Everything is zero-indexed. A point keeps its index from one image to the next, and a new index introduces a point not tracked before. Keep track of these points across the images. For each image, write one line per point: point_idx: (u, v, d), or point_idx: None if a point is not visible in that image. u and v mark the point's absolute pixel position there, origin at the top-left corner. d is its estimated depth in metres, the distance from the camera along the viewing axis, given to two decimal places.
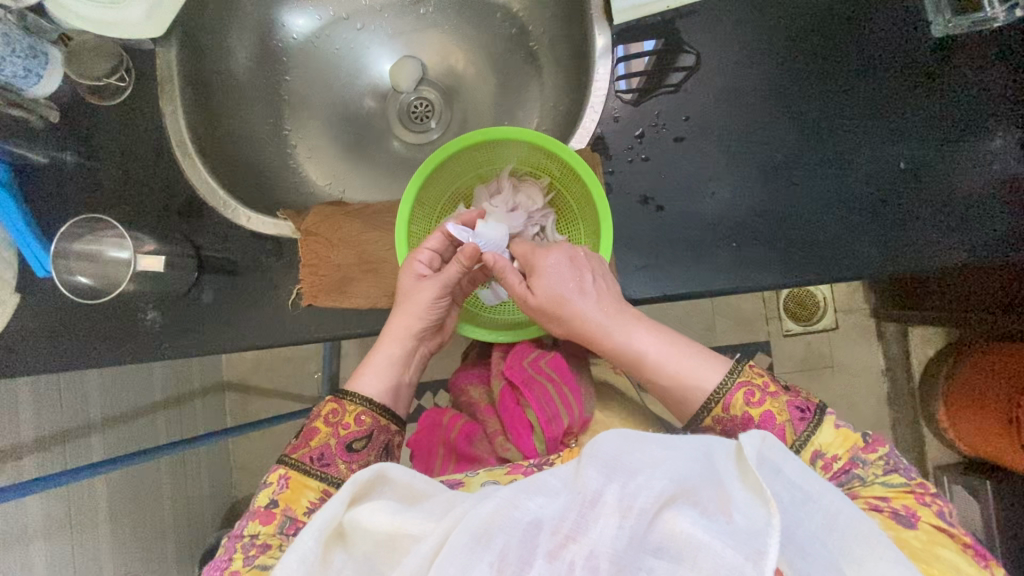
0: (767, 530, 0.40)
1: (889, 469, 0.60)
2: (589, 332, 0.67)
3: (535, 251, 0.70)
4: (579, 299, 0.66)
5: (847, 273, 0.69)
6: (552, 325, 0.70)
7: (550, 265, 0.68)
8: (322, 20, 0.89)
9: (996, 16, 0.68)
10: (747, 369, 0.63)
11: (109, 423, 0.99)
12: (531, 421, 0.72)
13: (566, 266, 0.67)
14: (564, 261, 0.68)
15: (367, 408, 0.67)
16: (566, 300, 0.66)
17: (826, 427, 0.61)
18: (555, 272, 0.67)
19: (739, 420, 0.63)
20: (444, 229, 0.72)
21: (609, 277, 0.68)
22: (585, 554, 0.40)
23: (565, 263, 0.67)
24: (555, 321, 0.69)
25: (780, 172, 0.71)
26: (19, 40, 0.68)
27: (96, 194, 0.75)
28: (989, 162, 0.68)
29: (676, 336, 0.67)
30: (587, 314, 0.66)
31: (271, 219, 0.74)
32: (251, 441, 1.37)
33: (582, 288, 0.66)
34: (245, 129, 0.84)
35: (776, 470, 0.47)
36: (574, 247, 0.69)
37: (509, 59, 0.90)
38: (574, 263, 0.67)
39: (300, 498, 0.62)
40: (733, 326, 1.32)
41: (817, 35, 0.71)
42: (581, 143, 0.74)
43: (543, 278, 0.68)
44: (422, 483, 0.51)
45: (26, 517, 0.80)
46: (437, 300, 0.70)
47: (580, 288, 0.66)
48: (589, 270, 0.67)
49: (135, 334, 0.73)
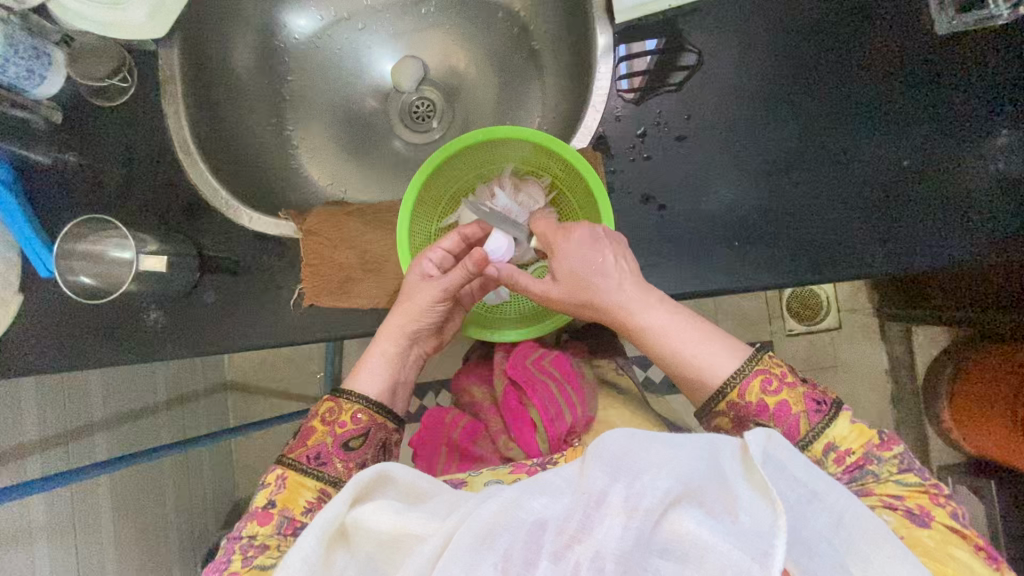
0: (774, 530, 0.40)
1: (903, 468, 0.59)
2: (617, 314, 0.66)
3: (556, 232, 0.68)
4: (606, 283, 0.65)
5: (848, 272, 0.69)
6: (579, 309, 0.68)
7: (571, 244, 0.66)
8: (324, 20, 0.89)
9: (999, 14, 0.68)
10: (765, 358, 0.63)
11: (113, 423, 1.00)
12: (533, 420, 0.72)
13: (587, 246, 0.65)
14: (587, 239, 0.66)
15: (363, 405, 0.67)
16: (593, 284, 0.66)
17: (841, 421, 0.61)
18: (579, 253, 0.66)
19: (752, 408, 0.62)
20: (459, 232, 0.73)
21: (628, 256, 0.66)
22: (590, 555, 0.40)
23: (587, 241, 0.65)
24: (584, 307, 0.68)
25: (782, 170, 0.70)
26: (22, 41, 0.67)
27: (98, 195, 0.75)
28: (991, 160, 0.68)
29: (697, 317, 0.66)
30: (609, 296, 0.66)
31: (274, 220, 0.74)
32: (254, 441, 1.37)
33: (605, 268, 0.65)
34: (246, 129, 0.84)
35: (782, 467, 0.46)
36: (594, 224, 0.67)
37: (510, 58, 0.90)
38: (595, 242, 0.66)
39: (297, 498, 0.62)
40: (735, 325, 1.32)
41: (818, 36, 0.71)
42: (582, 142, 0.73)
43: (565, 259, 0.66)
44: (426, 482, 0.51)
45: (31, 516, 0.81)
46: (433, 303, 0.70)
47: (603, 272, 0.65)
48: (610, 250, 0.65)
49: (137, 334, 0.73)
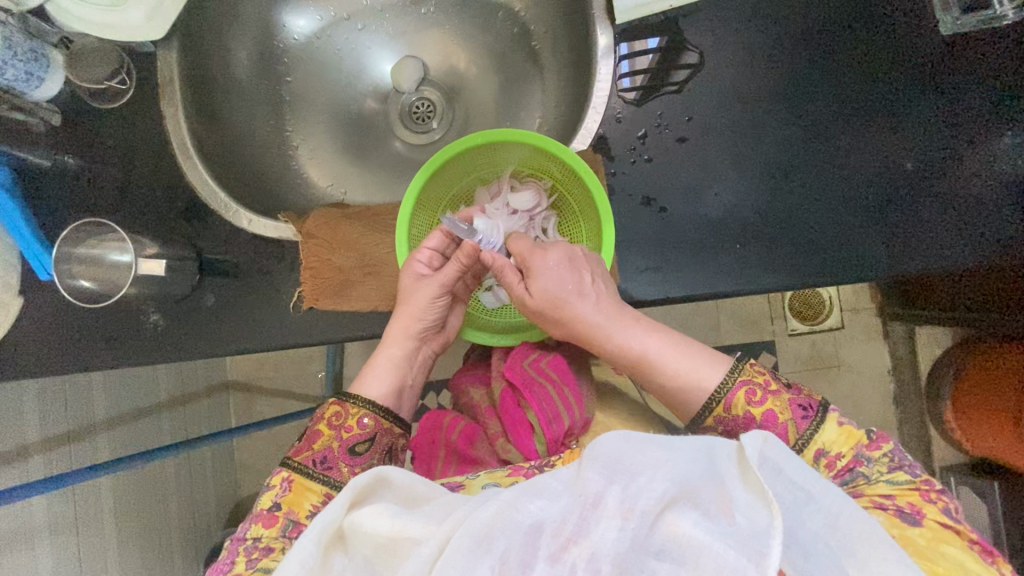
0: (769, 530, 0.40)
1: (893, 466, 0.60)
2: (591, 335, 0.66)
3: (532, 250, 0.69)
4: (581, 302, 0.66)
5: (850, 275, 0.68)
6: (547, 326, 0.69)
7: (546, 266, 0.68)
8: (323, 21, 0.89)
9: (1006, 14, 0.68)
10: (748, 368, 0.63)
11: (116, 422, 1.00)
12: (532, 422, 0.72)
13: (563, 267, 0.67)
14: (563, 261, 0.67)
15: (371, 411, 0.67)
16: (566, 302, 0.66)
17: (829, 425, 0.61)
18: (552, 273, 0.67)
19: (740, 420, 0.62)
20: (444, 229, 0.72)
21: (609, 280, 0.67)
22: (586, 557, 0.40)
23: (564, 265, 0.67)
24: (553, 324, 0.68)
25: (784, 172, 0.70)
26: (21, 44, 0.68)
27: (97, 196, 0.75)
28: (997, 162, 0.67)
29: (685, 339, 0.66)
30: (586, 317, 0.66)
31: (272, 223, 0.74)
32: (256, 440, 1.37)
33: (581, 290, 0.65)
34: (245, 130, 0.84)
35: (777, 470, 0.46)
36: (572, 246, 0.69)
37: (510, 58, 0.89)
38: (571, 264, 0.67)
39: (303, 501, 0.62)
40: (737, 326, 1.32)
41: (825, 37, 0.70)
42: (582, 145, 0.73)
43: (541, 280, 0.67)
44: (422, 485, 0.51)
45: (34, 516, 0.81)
46: (434, 300, 0.70)
47: (579, 291, 0.66)
48: (588, 271, 0.67)
49: (137, 337, 0.73)
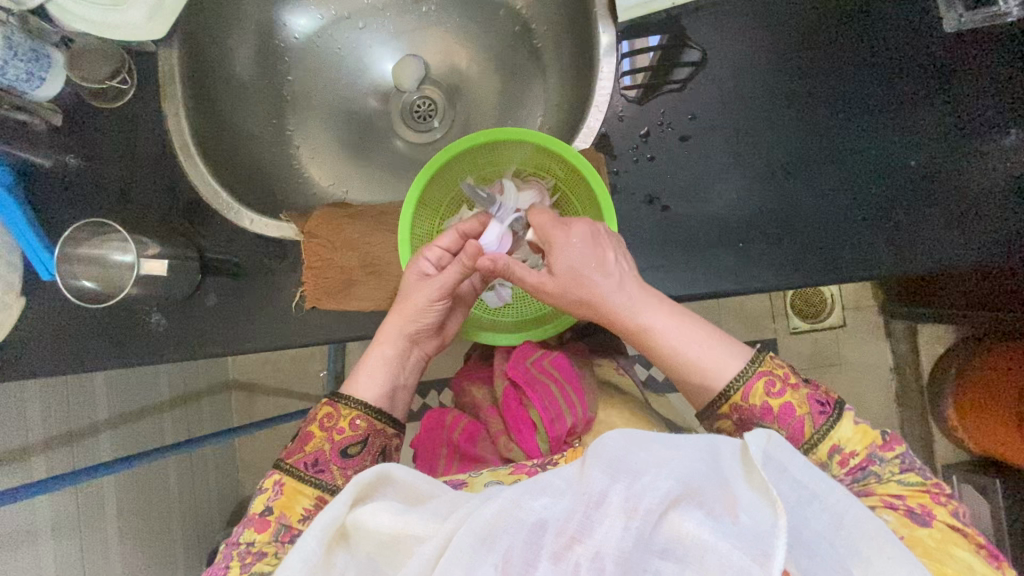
0: (774, 531, 0.40)
1: (906, 467, 0.59)
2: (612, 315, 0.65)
3: (554, 226, 0.67)
4: (604, 278, 0.64)
5: (854, 275, 0.68)
6: (568, 306, 0.68)
7: (569, 242, 0.65)
8: (324, 20, 0.88)
9: (1010, 11, 0.68)
10: (768, 360, 0.62)
11: (118, 422, 1.00)
12: (534, 420, 0.72)
13: (587, 243, 0.65)
14: (587, 239, 0.65)
15: (362, 412, 0.66)
16: (587, 279, 0.64)
17: (845, 422, 0.60)
18: (574, 250, 0.65)
19: (757, 410, 0.61)
20: (457, 229, 0.72)
21: (627, 258, 0.66)
22: (590, 555, 0.40)
23: (588, 242, 0.65)
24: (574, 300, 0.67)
25: (788, 171, 0.70)
26: (21, 44, 0.67)
27: (98, 197, 0.75)
28: (1002, 158, 0.67)
29: (695, 321, 0.65)
30: (608, 298, 0.65)
31: (274, 222, 0.74)
32: (258, 439, 1.37)
33: (603, 267, 0.64)
34: (246, 129, 0.84)
35: (783, 468, 0.46)
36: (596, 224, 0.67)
37: (511, 56, 0.89)
38: (595, 240, 0.65)
39: (295, 505, 0.62)
40: (739, 323, 1.32)
41: (829, 37, 0.70)
42: (585, 143, 0.72)
43: (563, 256, 0.65)
44: (425, 483, 0.51)
45: (36, 516, 0.81)
46: (431, 302, 0.69)
47: (601, 267, 0.64)
48: (610, 249, 0.65)
49: (139, 337, 0.73)
